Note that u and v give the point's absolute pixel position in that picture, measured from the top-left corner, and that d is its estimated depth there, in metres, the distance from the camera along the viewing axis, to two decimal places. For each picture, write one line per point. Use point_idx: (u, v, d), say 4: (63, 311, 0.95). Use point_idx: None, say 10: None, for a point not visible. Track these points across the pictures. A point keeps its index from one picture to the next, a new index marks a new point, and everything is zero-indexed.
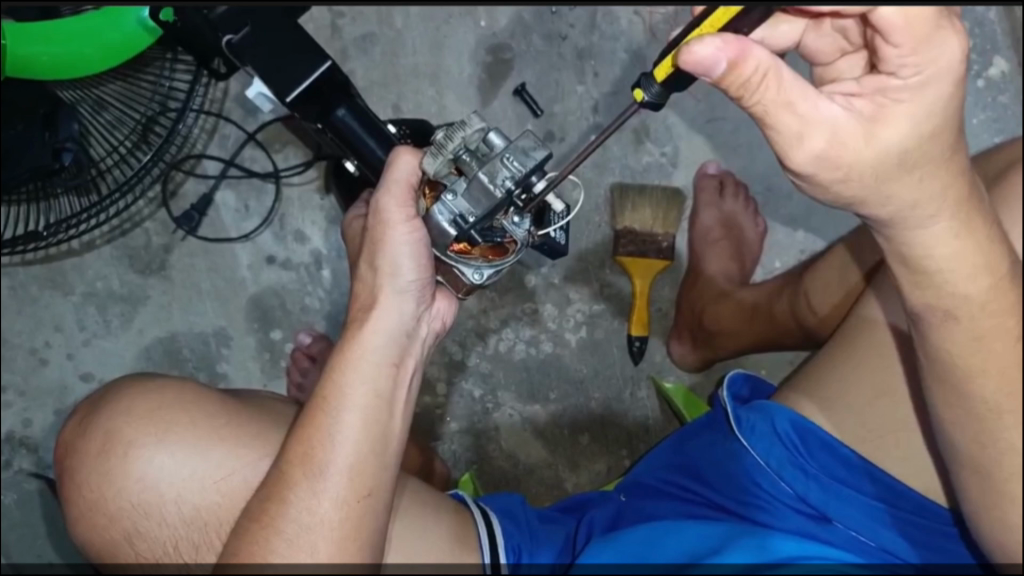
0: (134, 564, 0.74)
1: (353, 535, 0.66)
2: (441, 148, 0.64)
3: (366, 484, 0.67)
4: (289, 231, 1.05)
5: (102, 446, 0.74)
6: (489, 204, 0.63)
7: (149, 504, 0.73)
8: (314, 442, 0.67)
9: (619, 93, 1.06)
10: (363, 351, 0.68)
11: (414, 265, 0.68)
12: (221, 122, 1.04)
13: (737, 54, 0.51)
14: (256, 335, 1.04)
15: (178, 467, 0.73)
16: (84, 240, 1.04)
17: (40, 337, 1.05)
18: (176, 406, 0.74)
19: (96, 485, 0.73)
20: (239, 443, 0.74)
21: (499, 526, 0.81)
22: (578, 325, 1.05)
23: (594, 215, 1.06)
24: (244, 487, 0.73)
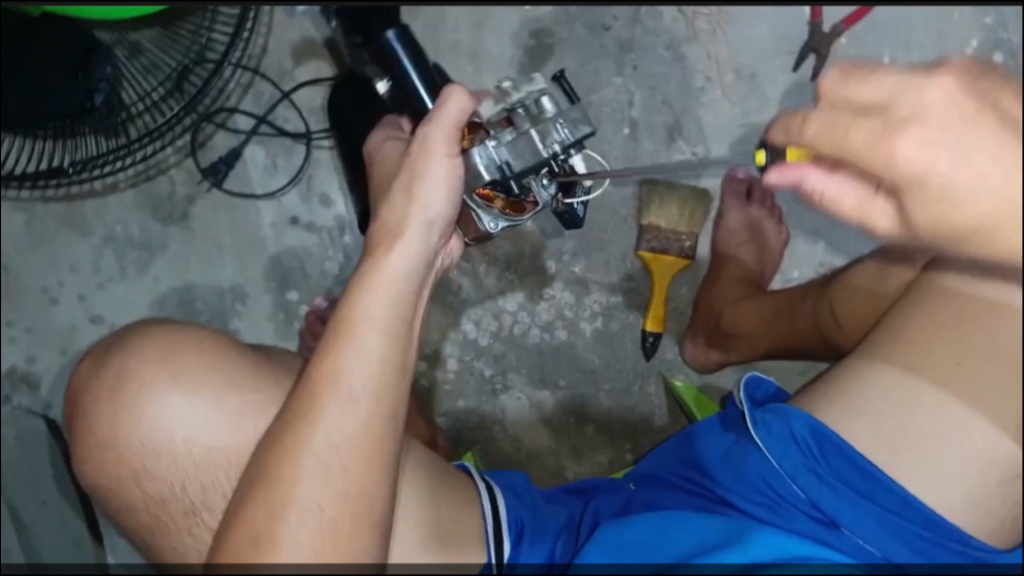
0: (139, 504, 0.72)
1: (369, 471, 0.65)
2: (504, 97, 0.68)
3: (380, 417, 0.66)
4: (315, 194, 1.04)
5: (115, 382, 0.71)
6: (533, 160, 0.66)
7: (157, 445, 0.70)
8: (326, 381, 0.65)
9: (656, 89, 1.07)
10: (377, 295, 0.67)
11: (443, 201, 0.68)
12: (257, 78, 1.03)
13: (806, 184, 0.55)
14: (273, 295, 1.04)
15: (190, 407, 0.70)
16: (107, 182, 1.03)
17: (54, 276, 1.05)
18: (190, 348, 0.72)
19: (106, 421, 0.71)
20: (252, 386, 0.72)
21: (502, 499, 0.82)
22: (594, 316, 1.05)
23: (620, 208, 1.06)
24: (256, 432, 0.71)
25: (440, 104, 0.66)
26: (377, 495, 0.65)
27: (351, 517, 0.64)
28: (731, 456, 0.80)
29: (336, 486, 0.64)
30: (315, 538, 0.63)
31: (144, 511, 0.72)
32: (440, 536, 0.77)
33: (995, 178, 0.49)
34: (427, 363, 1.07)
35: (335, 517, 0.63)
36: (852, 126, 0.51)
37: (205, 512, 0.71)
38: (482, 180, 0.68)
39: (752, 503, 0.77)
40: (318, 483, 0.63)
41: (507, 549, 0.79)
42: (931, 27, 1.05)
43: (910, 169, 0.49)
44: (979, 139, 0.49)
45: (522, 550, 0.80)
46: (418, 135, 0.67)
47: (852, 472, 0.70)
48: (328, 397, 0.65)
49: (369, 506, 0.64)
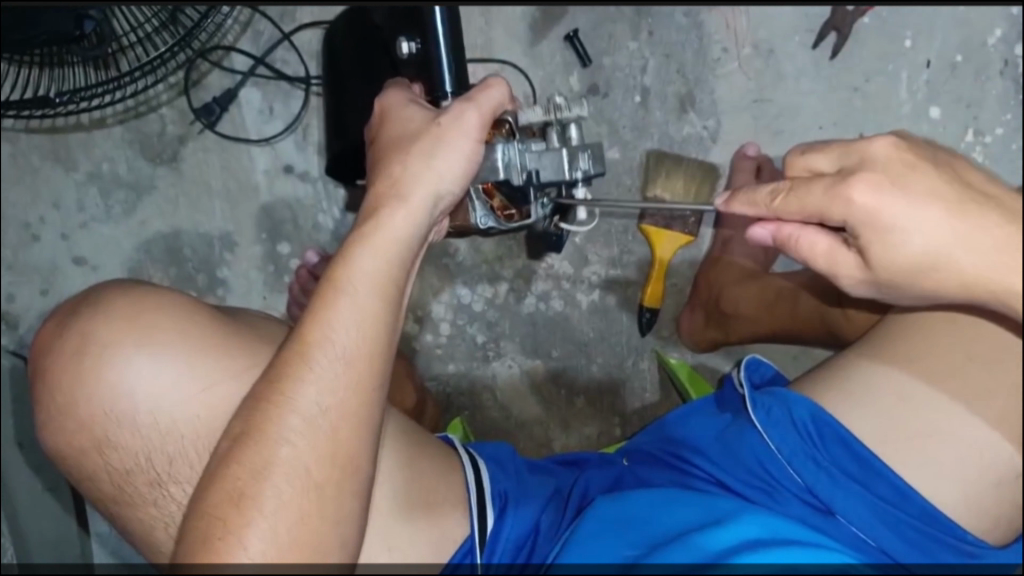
0: (102, 473, 0.68)
1: (358, 431, 0.62)
2: (553, 109, 0.69)
3: (370, 379, 0.63)
4: (311, 142, 0.99)
5: (79, 345, 0.67)
6: (555, 175, 0.68)
7: (121, 414, 0.66)
8: (314, 341, 0.63)
9: (672, 57, 1.03)
10: (374, 253, 0.65)
11: (456, 175, 0.66)
12: (257, 17, 0.99)
13: (786, 229, 0.61)
14: (263, 246, 1.00)
15: (157, 375, 0.66)
16: (94, 116, 0.99)
17: (36, 211, 1.01)
18: (161, 312, 0.67)
19: (67, 387, 0.67)
20: (225, 354, 0.67)
21: (486, 471, 0.80)
22: (592, 288, 1.03)
23: (625, 177, 1.04)
24: (227, 402, 0.67)
25: (481, 90, 0.66)
26: (364, 459, 0.63)
27: (336, 482, 0.61)
28: (725, 439, 0.79)
29: (321, 448, 0.61)
30: (300, 501, 0.60)
31: (109, 481, 0.68)
32: (419, 510, 0.75)
33: (941, 233, 0.55)
34: (418, 326, 1.05)
35: (318, 482, 0.61)
36: (813, 181, 0.58)
37: (172, 484, 0.68)
38: (497, 177, 0.68)
39: (746, 486, 0.76)
40: (304, 443, 0.61)
41: (491, 519, 0.77)
42: (957, 11, 1.02)
43: (862, 213, 0.55)
44: (920, 182, 0.55)
45: (506, 521, 0.78)
46: (451, 112, 0.65)
47: (850, 459, 0.70)
48: (317, 356, 0.62)
49: (355, 470, 0.62)
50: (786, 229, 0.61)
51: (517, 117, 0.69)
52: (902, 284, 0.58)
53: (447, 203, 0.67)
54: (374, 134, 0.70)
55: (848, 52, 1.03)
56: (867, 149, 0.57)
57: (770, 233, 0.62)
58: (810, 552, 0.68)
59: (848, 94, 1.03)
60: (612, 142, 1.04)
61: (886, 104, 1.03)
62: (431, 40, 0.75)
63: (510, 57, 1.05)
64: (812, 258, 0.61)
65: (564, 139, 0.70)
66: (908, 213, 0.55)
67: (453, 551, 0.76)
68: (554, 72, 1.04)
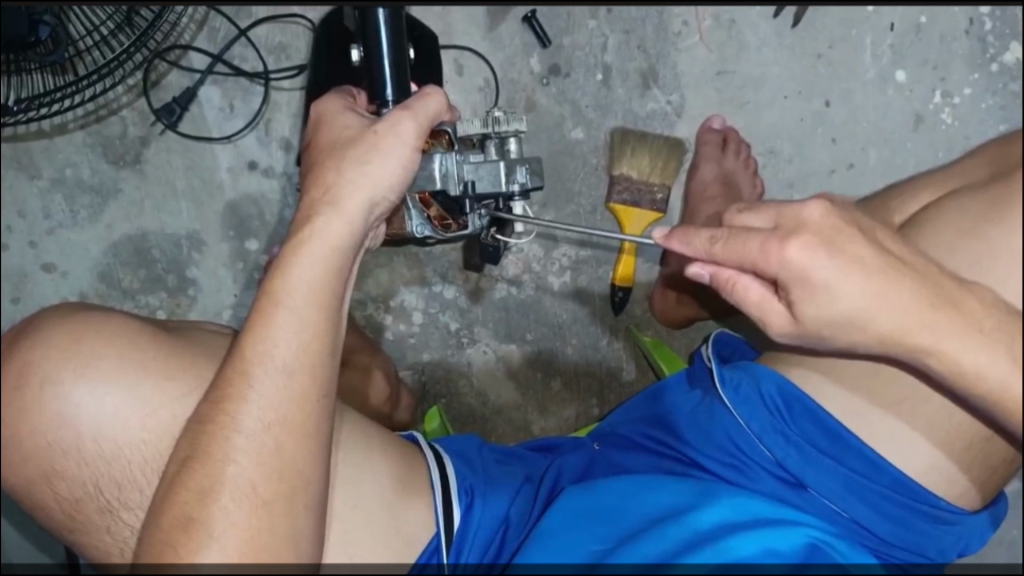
0: (54, 503, 0.68)
1: (304, 449, 0.64)
2: (492, 122, 0.69)
3: (313, 390, 0.65)
4: (274, 137, 1.00)
5: (18, 378, 0.66)
6: (492, 189, 0.69)
7: (67, 444, 0.66)
8: (252, 358, 0.64)
9: (631, 32, 1.02)
10: (311, 262, 0.66)
11: (394, 184, 0.66)
12: (212, 14, 0.99)
13: (716, 272, 0.60)
14: (231, 244, 1.00)
15: (99, 404, 0.66)
16: (55, 122, 0.98)
17: (1, 220, 1.00)
18: (100, 338, 0.67)
19: (10, 421, 0.67)
20: (167, 378, 0.68)
21: (452, 467, 0.80)
22: (563, 270, 1.03)
23: (591, 157, 1.02)
24: (172, 426, 0.68)
25: (419, 99, 0.67)
26: (314, 472, 0.65)
27: (286, 497, 0.63)
28: (693, 416, 0.79)
29: (269, 464, 0.63)
30: (250, 522, 0.62)
31: (60, 510, 0.69)
32: (379, 513, 0.75)
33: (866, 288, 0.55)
34: (391, 317, 1.04)
35: (267, 500, 0.62)
36: (746, 236, 0.57)
37: (123, 510, 0.68)
38: (432, 186, 0.68)
39: (715, 463, 0.76)
40: (250, 461, 0.62)
41: (457, 515, 0.77)
42: None
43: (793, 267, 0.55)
44: (852, 245, 0.55)
45: (475, 515, 0.78)
46: (387, 120, 0.65)
47: (819, 432, 0.70)
48: (259, 374, 0.64)
49: (305, 482, 0.64)
50: (725, 272, 0.59)
51: (455, 129, 0.70)
52: (826, 335, 0.58)
53: (383, 210, 0.68)
54: (309, 140, 0.70)
55: (810, 19, 1.02)
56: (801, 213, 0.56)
57: (708, 273, 0.60)
58: (779, 533, 0.69)
59: (812, 62, 1.02)
60: (576, 122, 1.02)
61: (851, 70, 1.02)
62: (377, 82, 0.73)
63: (469, 39, 1.02)
64: (748, 306, 0.59)
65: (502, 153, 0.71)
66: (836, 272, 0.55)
67: (417, 553, 0.77)
68: (513, 54, 1.03)
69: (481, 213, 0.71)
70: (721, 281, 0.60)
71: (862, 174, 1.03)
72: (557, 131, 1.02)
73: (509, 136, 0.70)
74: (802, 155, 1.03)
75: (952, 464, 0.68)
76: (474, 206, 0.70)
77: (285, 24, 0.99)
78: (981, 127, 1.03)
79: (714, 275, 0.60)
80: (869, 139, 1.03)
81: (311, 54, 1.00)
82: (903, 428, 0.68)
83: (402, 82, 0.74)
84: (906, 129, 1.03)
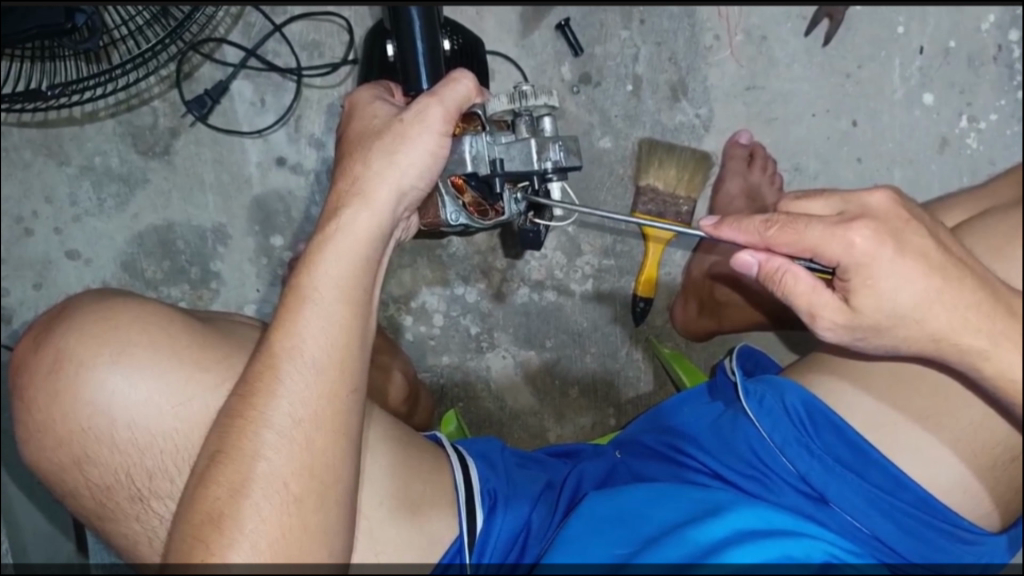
0: (83, 489, 0.68)
1: (335, 445, 0.64)
2: (520, 97, 0.65)
3: (344, 385, 0.65)
4: (303, 134, 1.00)
5: (54, 363, 0.67)
6: (524, 168, 0.66)
7: (99, 429, 0.66)
8: (281, 353, 0.64)
9: (663, 45, 1.03)
10: (339, 257, 0.66)
11: (421, 173, 0.66)
12: (248, 9, 0.99)
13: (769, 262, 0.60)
14: (256, 238, 1.00)
15: (132, 391, 0.66)
16: (86, 110, 0.99)
17: (28, 205, 1.00)
18: (136, 324, 0.68)
19: (45, 404, 0.67)
20: (200, 368, 0.68)
21: (475, 468, 0.80)
22: (585, 278, 1.03)
23: (618, 166, 1.03)
24: (204, 415, 0.68)
25: (446, 85, 0.66)
26: (343, 467, 0.64)
27: (316, 492, 0.63)
28: (714, 428, 0.79)
29: (299, 461, 0.63)
30: (279, 518, 0.62)
31: (89, 497, 0.69)
32: (402, 514, 0.75)
33: (919, 289, 0.56)
34: (412, 318, 1.04)
35: (298, 496, 0.62)
36: (805, 221, 0.58)
37: (153, 499, 0.68)
38: (464, 168, 0.68)
39: (738, 474, 0.76)
40: (282, 459, 0.63)
41: (480, 518, 0.77)
42: None
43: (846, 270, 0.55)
44: (911, 251, 0.56)
45: (495, 520, 0.78)
46: (414, 109, 0.66)
47: (841, 443, 0.71)
48: (288, 369, 0.64)
49: (336, 477, 0.64)
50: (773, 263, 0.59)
51: (486, 109, 0.68)
52: (879, 334, 0.59)
53: (413, 198, 0.68)
54: (342, 132, 0.71)
55: (841, 38, 1.03)
56: (860, 209, 0.57)
57: (758, 261, 0.60)
58: (797, 541, 0.70)
59: (841, 80, 1.03)
60: (604, 131, 1.03)
61: (880, 90, 1.03)
62: (413, 83, 0.74)
63: (502, 45, 1.03)
64: (796, 300, 0.59)
65: (535, 131, 0.67)
66: (894, 269, 0.56)
67: (442, 551, 0.76)
68: (545, 61, 1.03)
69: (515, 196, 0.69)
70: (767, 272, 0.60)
71: None
72: (584, 139, 1.03)
73: (543, 114, 0.67)
74: (828, 173, 1.03)
75: (977, 481, 0.68)
76: (505, 183, 0.68)
77: (319, 22, 1.00)
78: (1009, 153, 1.03)
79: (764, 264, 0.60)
80: (894, 160, 1.03)
81: (344, 52, 1.00)
82: (926, 442, 0.68)
83: (435, 68, 0.74)
84: (932, 151, 1.03)
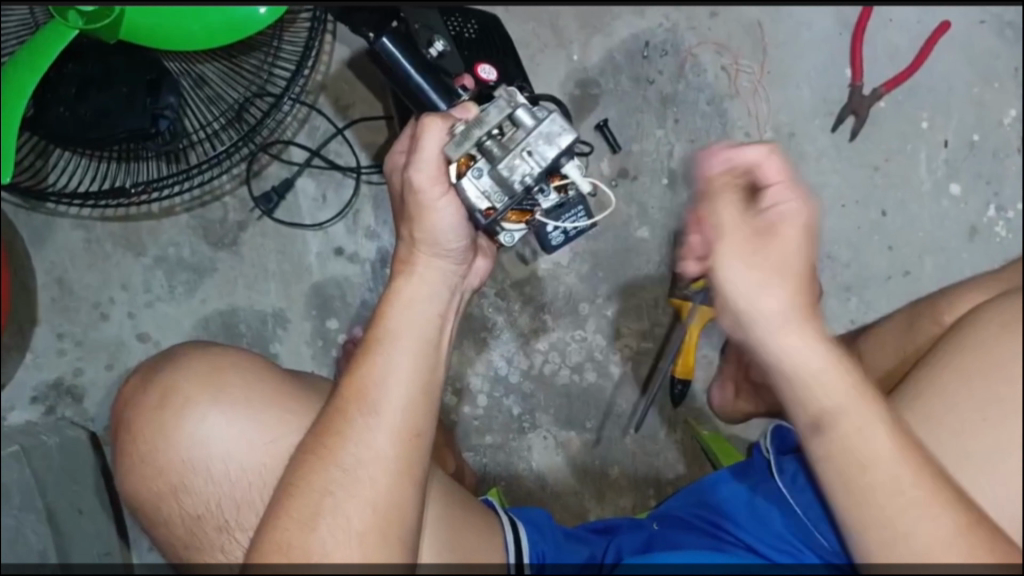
0: (177, 518, 0.72)
1: (399, 484, 0.66)
2: (470, 130, 0.67)
3: (409, 427, 0.67)
4: (361, 227, 1.08)
5: (161, 399, 0.72)
6: (517, 190, 0.67)
7: (197, 460, 0.71)
8: (352, 398, 0.68)
9: (696, 141, 1.08)
10: (406, 314, 0.70)
11: (454, 232, 0.70)
12: (313, 114, 1.08)
13: None
14: (313, 322, 1.07)
15: (228, 428, 0.71)
16: (164, 206, 1.08)
17: (106, 292, 1.08)
18: (235, 369, 0.73)
19: (150, 435, 0.72)
20: (286, 412, 0.72)
21: (524, 532, 0.83)
22: (625, 360, 1.07)
23: (656, 255, 1.08)
24: (288, 453, 0.70)
25: (421, 143, 0.68)
26: (408, 507, 0.66)
27: (379, 529, 0.65)
28: (745, 505, 0.79)
29: (364, 496, 0.65)
30: (343, 553, 0.64)
31: (182, 527, 0.72)
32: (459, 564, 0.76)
33: None
34: (457, 399, 1.08)
35: (362, 531, 0.64)
36: None
37: (238, 529, 0.71)
38: (480, 210, 0.68)
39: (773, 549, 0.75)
40: (347, 493, 0.65)
41: None
42: (970, 92, 1.07)
43: None
44: None
45: None
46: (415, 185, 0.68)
47: None
48: (356, 413, 0.67)
49: (399, 515, 0.65)
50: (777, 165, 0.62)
51: (453, 149, 0.67)
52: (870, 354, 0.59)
53: (459, 248, 0.72)
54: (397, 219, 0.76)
55: (867, 134, 1.08)
56: None
57: None
58: None
59: (869, 173, 1.07)
60: (642, 222, 1.08)
61: (909, 179, 1.07)
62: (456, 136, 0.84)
63: None
64: None
65: (512, 136, 0.67)
66: None
67: None
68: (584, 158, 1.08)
69: (577, 206, 0.73)
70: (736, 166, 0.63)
71: (920, 281, 1.06)
72: (623, 230, 1.08)
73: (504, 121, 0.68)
74: (859, 263, 1.06)
75: None
76: (543, 183, 0.69)
77: (379, 124, 1.08)
78: None
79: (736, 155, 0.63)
80: (926, 248, 1.07)
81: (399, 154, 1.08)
82: None
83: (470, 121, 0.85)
84: (962, 239, 1.07)
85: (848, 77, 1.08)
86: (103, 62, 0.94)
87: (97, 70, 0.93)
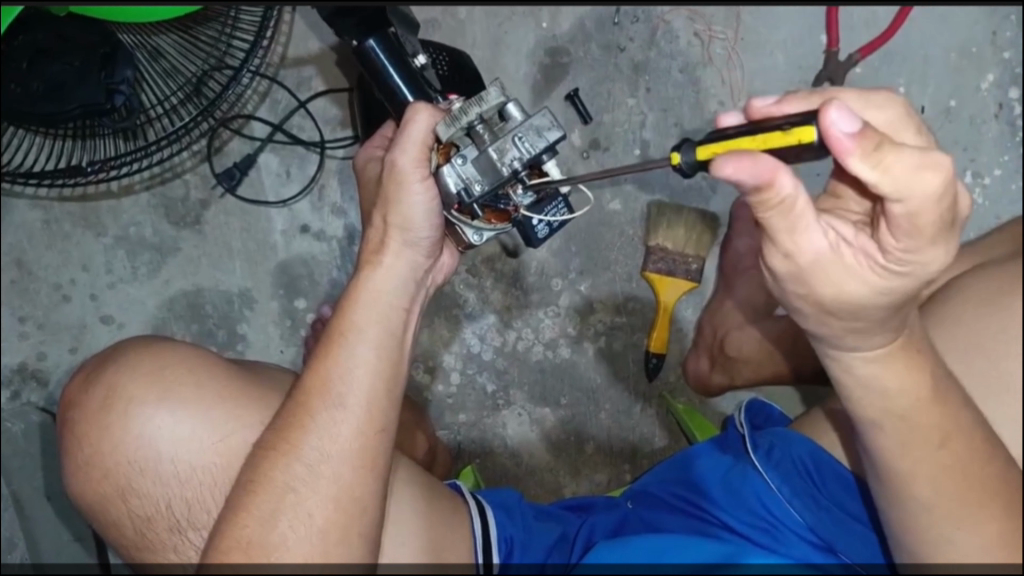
0: (126, 520, 0.70)
1: (361, 478, 0.64)
2: (461, 114, 0.64)
3: (375, 421, 0.66)
4: (326, 204, 1.05)
5: (105, 400, 0.70)
6: (497, 178, 0.63)
7: (144, 461, 0.69)
8: (315, 392, 0.66)
9: (669, 111, 1.06)
10: (370, 305, 0.68)
11: (426, 222, 0.67)
12: (274, 87, 1.04)
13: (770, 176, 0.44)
14: (280, 301, 1.05)
15: (177, 428, 0.69)
16: (123, 184, 1.05)
17: (66, 274, 1.05)
18: (182, 366, 0.71)
19: (94, 438, 0.70)
20: (240, 407, 0.71)
21: (493, 518, 0.80)
22: (598, 335, 1.06)
23: (628, 228, 1.06)
24: (243, 449, 0.70)
25: (404, 126, 0.64)
26: (369, 500, 0.65)
27: (341, 525, 0.63)
28: (725, 478, 0.78)
29: (329, 492, 0.63)
30: (305, 549, 0.62)
31: (132, 528, 0.71)
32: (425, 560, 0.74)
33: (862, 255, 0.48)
34: (431, 376, 1.07)
35: (324, 527, 0.63)
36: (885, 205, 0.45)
37: (191, 529, 0.70)
38: (453, 199, 0.65)
39: (747, 526, 0.74)
40: (310, 486, 0.63)
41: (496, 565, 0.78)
42: (947, 58, 1.05)
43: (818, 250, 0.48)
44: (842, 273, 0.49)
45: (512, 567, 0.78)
46: (390, 167, 0.66)
47: (846, 494, 0.71)
48: (320, 407, 0.65)
49: (360, 511, 0.64)
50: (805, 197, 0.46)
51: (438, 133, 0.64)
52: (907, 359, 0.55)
53: (430, 242, 0.69)
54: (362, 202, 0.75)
55: None
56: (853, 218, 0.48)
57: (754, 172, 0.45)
58: None
59: None
60: (614, 195, 1.06)
61: None
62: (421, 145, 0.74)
63: None
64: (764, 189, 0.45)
65: (500, 127, 0.64)
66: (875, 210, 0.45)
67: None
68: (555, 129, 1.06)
69: (557, 199, 0.68)
70: (759, 198, 0.46)
71: None
72: (595, 202, 1.06)
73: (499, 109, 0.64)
74: None
75: None
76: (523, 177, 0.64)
77: (340, 97, 1.05)
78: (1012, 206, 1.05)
79: (830, 139, 0.43)
80: None
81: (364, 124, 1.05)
82: None
83: None
84: None
85: (824, 43, 1.05)
86: (52, 32, 0.86)
87: (47, 40, 0.86)
